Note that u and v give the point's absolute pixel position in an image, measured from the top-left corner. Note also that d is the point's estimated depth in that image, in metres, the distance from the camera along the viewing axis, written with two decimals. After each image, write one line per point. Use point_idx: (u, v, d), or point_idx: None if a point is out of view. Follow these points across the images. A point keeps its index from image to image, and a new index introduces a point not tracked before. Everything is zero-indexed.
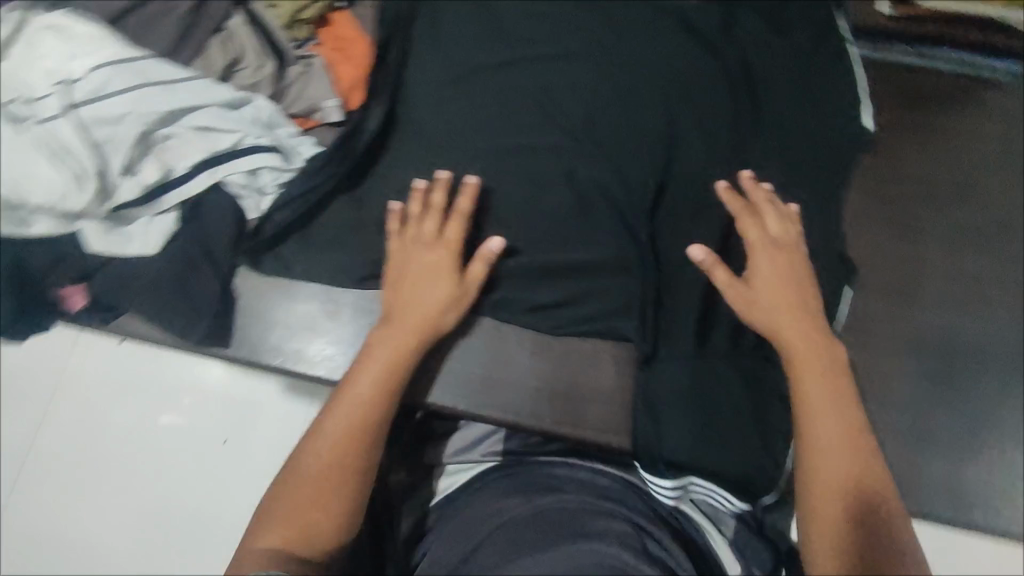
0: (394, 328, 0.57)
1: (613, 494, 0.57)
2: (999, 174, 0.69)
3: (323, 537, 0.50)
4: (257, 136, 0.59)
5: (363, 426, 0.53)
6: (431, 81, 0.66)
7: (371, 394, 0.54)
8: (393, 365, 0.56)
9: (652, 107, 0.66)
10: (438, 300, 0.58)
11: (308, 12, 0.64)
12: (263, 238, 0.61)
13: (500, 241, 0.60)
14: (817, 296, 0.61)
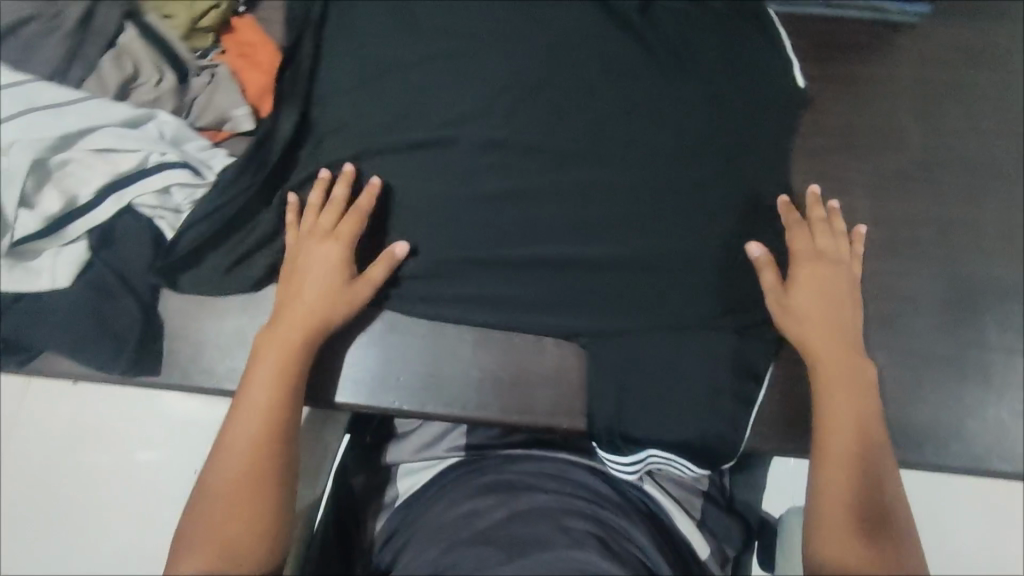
0: (278, 330, 0.56)
1: (572, 487, 0.56)
2: (926, 111, 0.69)
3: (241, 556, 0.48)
4: (162, 153, 0.57)
5: (262, 434, 0.52)
6: (342, 75, 0.64)
7: (266, 400, 0.53)
8: (283, 369, 0.55)
9: (579, 82, 0.64)
10: (323, 295, 0.57)
11: (206, 20, 0.62)
12: (179, 257, 0.59)
13: (405, 246, 0.59)
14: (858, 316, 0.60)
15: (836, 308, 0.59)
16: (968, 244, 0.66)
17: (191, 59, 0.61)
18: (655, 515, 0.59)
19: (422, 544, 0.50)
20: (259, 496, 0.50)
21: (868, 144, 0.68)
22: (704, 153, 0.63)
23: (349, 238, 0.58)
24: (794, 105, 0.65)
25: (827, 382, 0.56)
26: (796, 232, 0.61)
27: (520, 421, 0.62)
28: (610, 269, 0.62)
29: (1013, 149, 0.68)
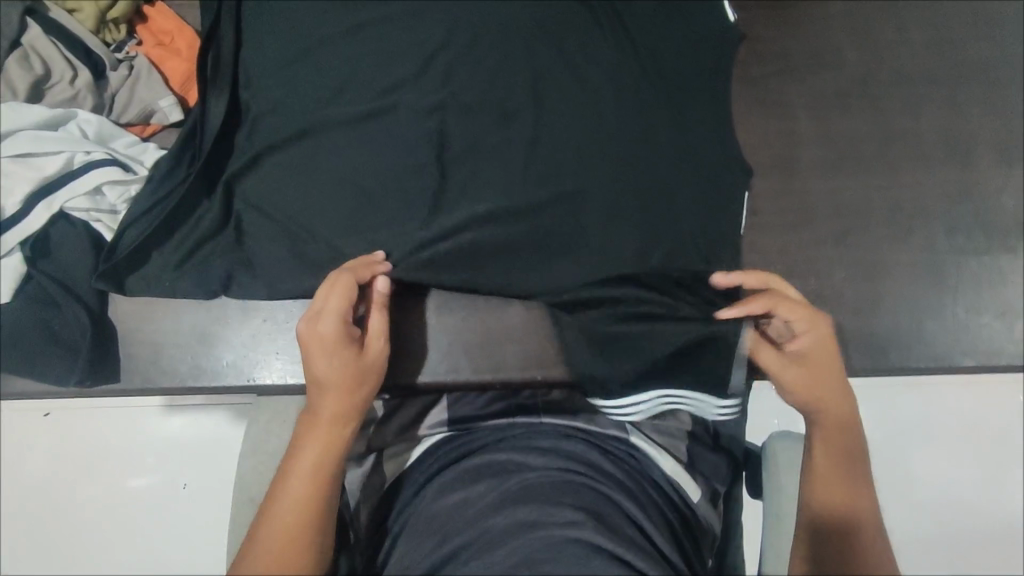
0: (314, 417, 0.50)
1: (560, 458, 0.52)
2: (859, 28, 0.70)
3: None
4: (87, 151, 0.55)
5: (290, 545, 0.45)
6: (266, 50, 0.61)
7: (305, 495, 0.47)
8: (322, 467, 0.48)
9: (515, 36, 0.62)
10: (347, 374, 0.52)
11: (117, 11, 0.59)
12: (120, 258, 0.56)
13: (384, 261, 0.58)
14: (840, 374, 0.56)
15: (821, 367, 0.55)
16: (909, 154, 0.67)
17: (108, 53, 0.59)
18: (647, 465, 0.56)
19: (417, 539, 0.47)
20: None
21: (803, 67, 0.69)
22: (645, 92, 0.63)
23: (337, 312, 0.53)
24: (726, 42, 0.66)
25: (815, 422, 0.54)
26: (778, 305, 0.55)
27: (494, 378, 0.63)
28: (566, 219, 0.61)
29: (944, 54, 0.69)
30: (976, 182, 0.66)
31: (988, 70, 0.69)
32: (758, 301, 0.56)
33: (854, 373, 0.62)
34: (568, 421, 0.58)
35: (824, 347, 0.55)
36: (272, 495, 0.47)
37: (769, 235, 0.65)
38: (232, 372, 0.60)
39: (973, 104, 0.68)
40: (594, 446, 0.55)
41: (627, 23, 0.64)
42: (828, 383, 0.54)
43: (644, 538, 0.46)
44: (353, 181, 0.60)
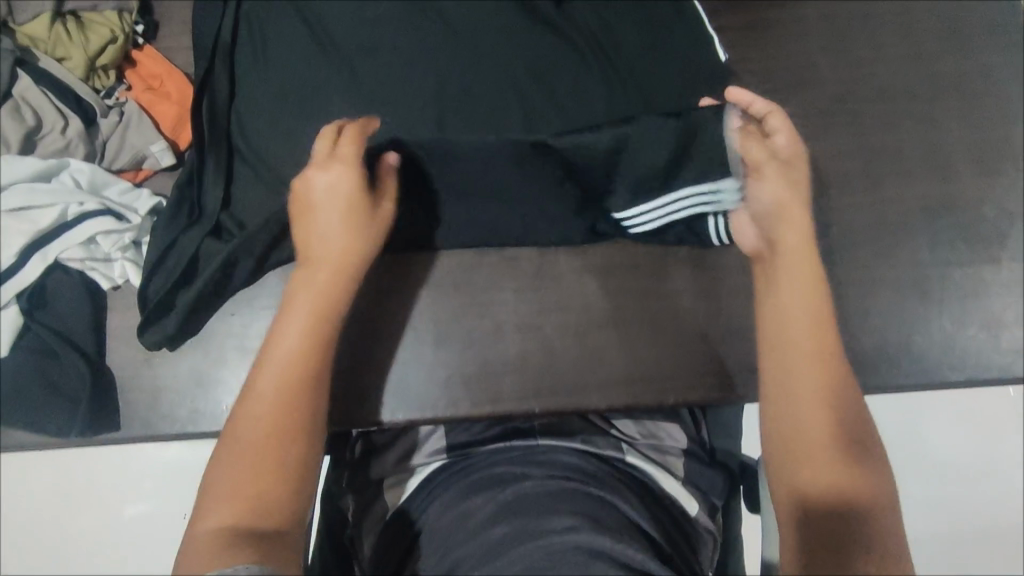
0: (315, 272, 0.54)
1: (559, 467, 0.52)
2: (839, 47, 0.71)
3: (278, 494, 0.44)
4: (81, 202, 0.56)
5: (287, 392, 0.48)
6: (260, 92, 0.63)
7: (303, 345, 0.50)
8: (313, 319, 0.51)
9: (507, 83, 0.65)
10: (349, 227, 0.55)
11: (107, 58, 0.60)
12: (149, 308, 0.57)
13: (396, 154, 0.59)
14: (811, 266, 0.55)
15: (791, 180, 0.58)
16: (892, 168, 0.68)
17: (98, 101, 0.60)
18: (644, 482, 0.57)
19: (425, 560, 0.47)
20: (299, 441, 0.46)
21: (785, 86, 0.70)
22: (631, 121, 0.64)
23: (353, 170, 0.55)
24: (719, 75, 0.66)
25: (792, 358, 0.51)
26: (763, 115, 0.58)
27: (492, 411, 0.62)
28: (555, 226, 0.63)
29: (923, 68, 0.70)
30: (960, 196, 0.68)
31: (966, 83, 0.70)
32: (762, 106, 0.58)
33: None
34: (568, 443, 0.57)
35: (795, 161, 0.59)
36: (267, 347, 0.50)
37: None
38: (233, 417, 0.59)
39: (952, 118, 0.69)
40: (587, 458, 0.55)
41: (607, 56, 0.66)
42: (798, 206, 0.57)
43: (645, 542, 0.47)
44: None
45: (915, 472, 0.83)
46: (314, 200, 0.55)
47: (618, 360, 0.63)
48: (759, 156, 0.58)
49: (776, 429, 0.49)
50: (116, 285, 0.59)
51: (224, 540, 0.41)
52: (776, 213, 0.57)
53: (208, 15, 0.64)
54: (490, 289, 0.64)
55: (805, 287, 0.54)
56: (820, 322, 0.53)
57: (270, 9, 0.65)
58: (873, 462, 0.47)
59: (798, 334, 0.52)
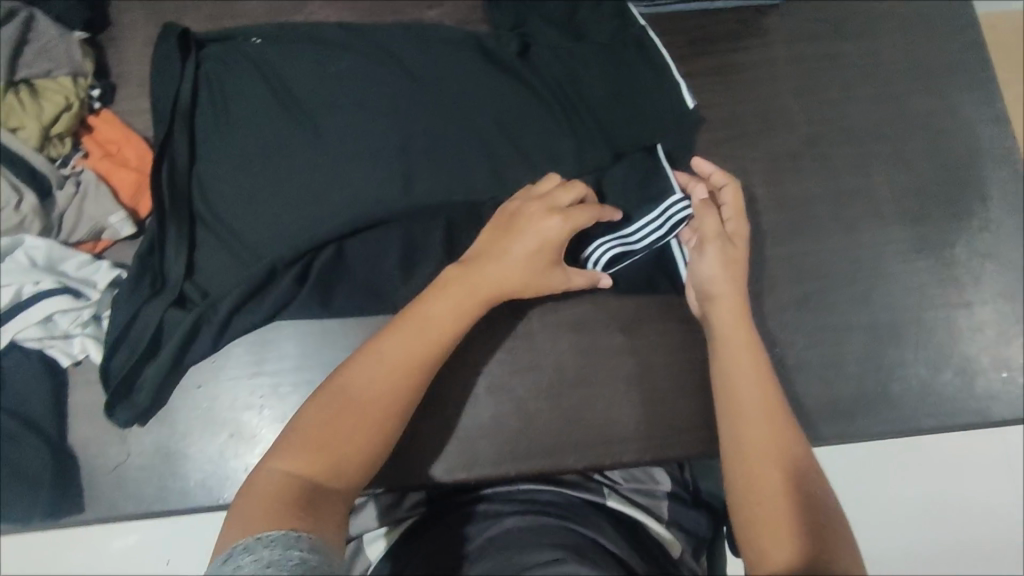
0: (472, 281, 0.55)
1: (539, 509, 0.54)
2: (806, 89, 0.71)
3: (347, 471, 0.48)
4: (35, 281, 0.55)
5: (398, 386, 0.51)
6: (221, 156, 0.62)
7: (427, 349, 0.53)
8: (451, 322, 0.54)
9: (474, 135, 0.64)
10: (525, 269, 0.57)
11: (60, 126, 0.59)
12: (112, 385, 0.56)
13: (610, 281, 0.60)
14: (748, 329, 0.57)
15: (736, 258, 0.59)
16: (863, 213, 0.68)
17: (53, 171, 0.58)
18: (630, 520, 0.59)
19: None
20: (380, 438, 0.50)
21: (754, 131, 0.70)
22: (596, 173, 0.63)
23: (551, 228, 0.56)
24: (682, 126, 0.65)
25: (739, 421, 0.53)
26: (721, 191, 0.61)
27: (466, 478, 0.60)
28: None
29: (891, 109, 0.71)
30: (932, 239, 0.68)
31: (934, 123, 0.70)
32: (719, 177, 0.61)
33: (824, 442, 0.63)
34: (547, 485, 0.59)
35: (738, 240, 0.60)
36: (400, 327, 0.53)
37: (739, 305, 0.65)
38: (203, 492, 0.58)
39: (920, 159, 0.69)
40: (565, 497, 0.57)
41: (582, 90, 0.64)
42: (738, 284, 0.59)
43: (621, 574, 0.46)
44: (299, 275, 0.59)
45: (889, 508, 0.83)
46: (514, 229, 0.57)
47: (595, 420, 0.62)
48: (714, 228, 0.58)
49: (735, 490, 0.50)
50: (77, 360, 0.58)
51: (288, 488, 0.45)
52: (711, 288, 0.58)
53: (164, 79, 0.62)
54: (462, 350, 0.62)
55: (746, 341, 0.56)
56: (762, 384, 0.54)
57: (230, 70, 0.64)
58: (821, 506, 0.48)
59: (744, 385, 0.54)
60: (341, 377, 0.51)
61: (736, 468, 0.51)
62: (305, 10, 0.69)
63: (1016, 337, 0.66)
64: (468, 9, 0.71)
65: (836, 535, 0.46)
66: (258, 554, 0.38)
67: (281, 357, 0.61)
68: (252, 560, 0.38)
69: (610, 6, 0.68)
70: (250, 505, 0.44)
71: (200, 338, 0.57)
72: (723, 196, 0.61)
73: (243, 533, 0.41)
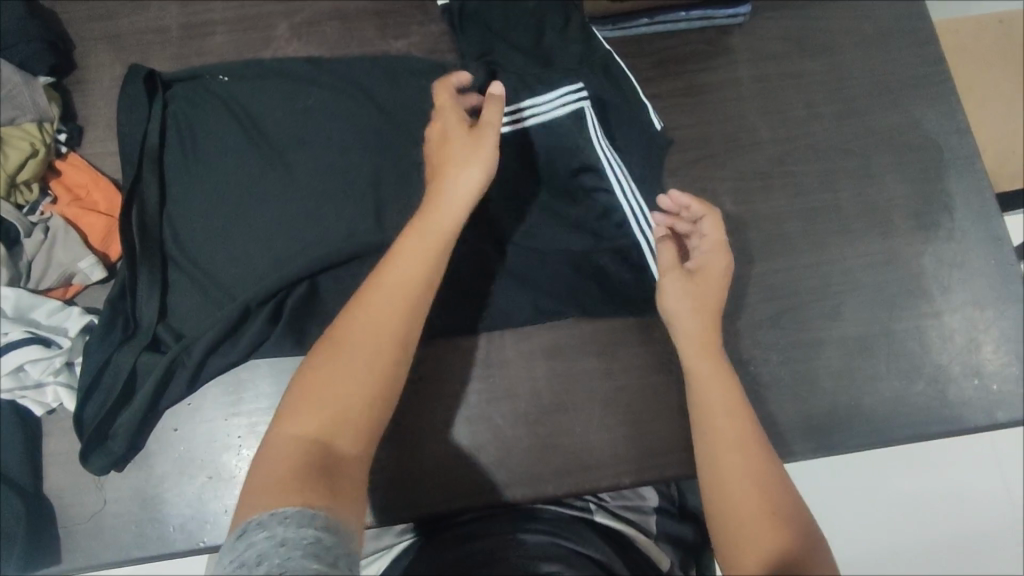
0: (435, 211, 0.53)
1: (528, 527, 0.57)
2: (771, 106, 0.72)
3: (352, 426, 0.46)
4: (4, 332, 0.54)
5: (385, 332, 0.49)
6: (191, 196, 0.62)
7: (410, 289, 0.50)
8: (427, 261, 0.52)
9: None
10: (458, 164, 0.54)
11: (27, 173, 0.58)
12: (87, 430, 0.56)
13: (501, 96, 0.56)
14: (715, 351, 0.58)
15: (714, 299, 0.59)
16: (832, 228, 0.69)
17: (21, 219, 0.58)
18: (618, 537, 0.61)
19: None
20: (384, 386, 0.48)
21: (723, 150, 0.71)
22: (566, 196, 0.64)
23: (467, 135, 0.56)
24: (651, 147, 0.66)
25: (706, 437, 0.53)
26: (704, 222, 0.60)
27: (447, 510, 0.60)
28: (496, 311, 0.63)
29: (855, 124, 0.72)
30: (900, 250, 0.69)
31: (898, 136, 0.72)
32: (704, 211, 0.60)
33: (802, 458, 0.63)
34: (538, 502, 0.61)
35: (721, 282, 0.59)
36: (378, 277, 0.51)
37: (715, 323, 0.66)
38: (182, 536, 0.57)
39: (886, 172, 0.71)
40: (557, 513, 0.60)
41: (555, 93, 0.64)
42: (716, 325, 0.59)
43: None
44: (273, 316, 0.59)
45: (865, 515, 0.84)
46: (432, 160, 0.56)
47: (573, 445, 0.62)
48: (669, 261, 0.60)
49: (708, 504, 0.51)
50: (50, 409, 0.58)
51: (298, 458, 0.44)
52: (665, 313, 0.60)
53: (133, 121, 0.63)
54: (439, 379, 0.63)
55: (716, 367, 0.56)
56: (729, 397, 0.55)
57: (198, 109, 0.64)
58: (798, 516, 0.49)
59: (717, 410, 0.54)
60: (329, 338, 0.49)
61: (705, 483, 0.52)
62: (272, 45, 0.69)
63: (985, 345, 0.67)
64: (436, 38, 0.71)
65: (807, 540, 0.47)
66: (271, 531, 0.39)
67: (257, 396, 0.61)
68: (267, 537, 0.38)
69: (577, 33, 0.68)
70: (263, 480, 0.42)
71: (175, 382, 0.57)
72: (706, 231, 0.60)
73: (258, 510, 0.41)
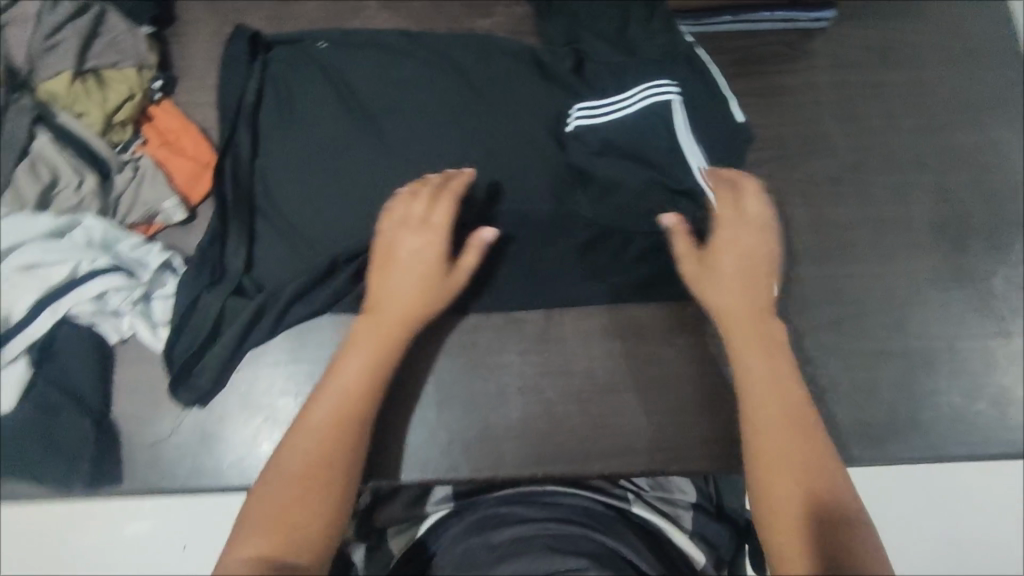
0: (379, 317, 0.57)
1: (560, 513, 0.59)
2: (849, 113, 0.71)
3: (308, 533, 0.48)
4: (92, 259, 0.56)
5: (335, 437, 0.52)
6: (283, 155, 0.64)
7: (354, 391, 0.54)
8: (370, 366, 0.56)
9: (529, 142, 0.65)
10: (420, 282, 0.58)
11: (125, 113, 0.61)
12: (174, 365, 0.58)
13: (492, 232, 0.59)
14: (760, 321, 0.58)
15: (755, 269, 0.60)
16: (902, 240, 0.68)
17: (113, 155, 0.60)
18: (651, 533, 0.62)
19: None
20: (335, 490, 0.50)
21: (796, 152, 0.70)
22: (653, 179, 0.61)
23: (440, 241, 0.58)
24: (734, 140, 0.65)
25: (754, 415, 0.55)
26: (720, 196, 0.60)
27: (492, 477, 0.61)
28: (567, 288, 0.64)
29: (933, 139, 0.71)
30: (968, 269, 0.68)
31: (976, 155, 0.71)
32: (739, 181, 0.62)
33: (853, 463, 0.63)
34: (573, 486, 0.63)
35: (750, 253, 0.60)
36: (323, 388, 0.54)
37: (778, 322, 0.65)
38: (235, 473, 0.60)
39: (962, 189, 0.70)
40: (586, 497, 0.62)
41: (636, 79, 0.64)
42: (754, 289, 0.59)
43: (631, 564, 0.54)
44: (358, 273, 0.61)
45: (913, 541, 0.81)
46: (399, 260, 0.58)
47: (624, 428, 0.62)
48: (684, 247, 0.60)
49: (754, 485, 0.52)
50: (123, 338, 0.60)
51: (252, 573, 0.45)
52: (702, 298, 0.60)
53: (232, 76, 0.65)
54: (495, 350, 0.64)
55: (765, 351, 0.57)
56: (776, 380, 0.56)
57: (298, 73, 0.66)
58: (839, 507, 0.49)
59: (762, 392, 0.55)
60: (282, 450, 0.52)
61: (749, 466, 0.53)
62: (361, 14, 0.71)
63: None
64: (518, 20, 0.72)
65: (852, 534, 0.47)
66: None
67: (320, 346, 0.62)
68: None
69: (660, 24, 0.67)
70: None
71: (260, 325, 0.60)
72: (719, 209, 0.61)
73: None
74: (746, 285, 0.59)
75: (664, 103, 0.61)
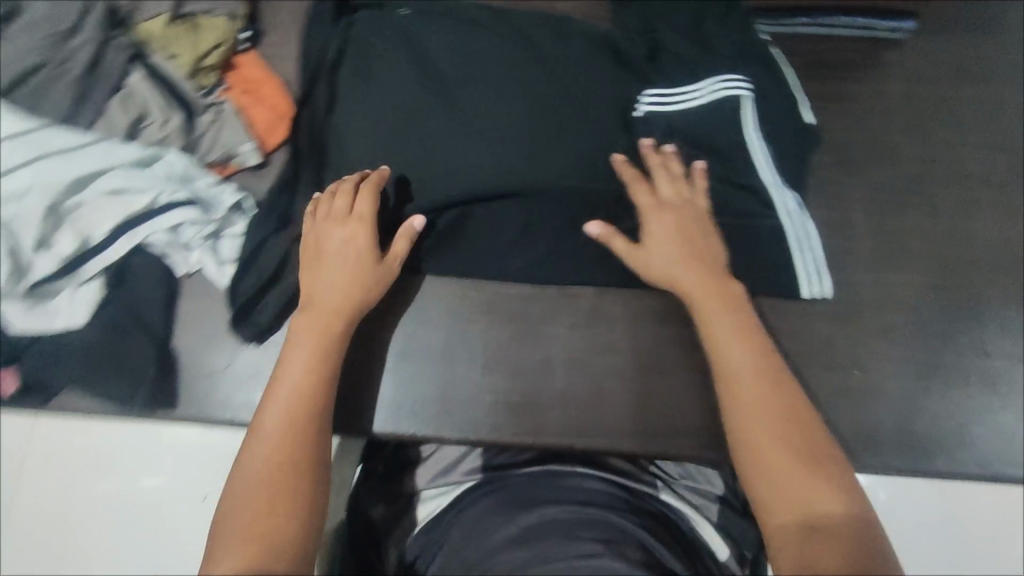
0: (319, 311, 0.56)
1: (586, 493, 0.58)
2: (920, 125, 0.71)
3: (281, 531, 0.45)
4: (172, 191, 0.59)
5: (294, 434, 0.49)
6: (357, 111, 0.65)
7: (304, 386, 0.52)
8: (317, 362, 0.54)
9: (596, 122, 0.64)
10: (353, 272, 0.58)
11: (212, 58, 0.63)
12: (235, 301, 0.60)
13: (421, 220, 0.60)
14: (728, 304, 0.57)
15: (702, 253, 0.59)
16: (964, 256, 0.67)
17: (197, 96, 0.62)
18: (677, 520, 0.61)
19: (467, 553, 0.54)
20: (303, 484, 0.48)
21: (863, 159, 0.70)
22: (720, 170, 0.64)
23: (367, 230, 0.59)
24: (801, 139, 0.65)
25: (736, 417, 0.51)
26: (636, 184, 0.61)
27: (531, 443, 0.62)
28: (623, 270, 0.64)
29: (1003, 159, 0.70)
30: None
31: None
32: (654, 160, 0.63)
33: (893, 471, 0.63)
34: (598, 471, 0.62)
35: (691, 243, 0.59)
36: (269, 396, 0.52)
37: (830, 324, 0.65)
38: None
39: None
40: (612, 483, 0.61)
41: (711, 71, 0.65)
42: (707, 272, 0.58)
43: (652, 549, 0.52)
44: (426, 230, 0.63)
45: None
46: (327, 249, 0.58)
47: (665, 410, 0.63)
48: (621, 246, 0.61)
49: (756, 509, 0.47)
50: (190, 272, 0.63)
51: None
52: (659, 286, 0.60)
53: (316, 36, 0.67)
54: (545, 321, 0.65)
55: (734, 341, 0.54)
56: (748, 368, 0.52)
57: (379, 36, 0.67)
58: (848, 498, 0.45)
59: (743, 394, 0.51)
60: (240, 463, 0.49)
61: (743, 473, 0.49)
62: None
63: None
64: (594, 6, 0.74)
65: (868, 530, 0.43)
66: None
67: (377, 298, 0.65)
68: None
69: (737, 18, 0.68)
70: None
71: None
72: (638, 201, 0.61)
73: None
74: (694, 274, 0.58)
75: (737, 97, 0.64)
